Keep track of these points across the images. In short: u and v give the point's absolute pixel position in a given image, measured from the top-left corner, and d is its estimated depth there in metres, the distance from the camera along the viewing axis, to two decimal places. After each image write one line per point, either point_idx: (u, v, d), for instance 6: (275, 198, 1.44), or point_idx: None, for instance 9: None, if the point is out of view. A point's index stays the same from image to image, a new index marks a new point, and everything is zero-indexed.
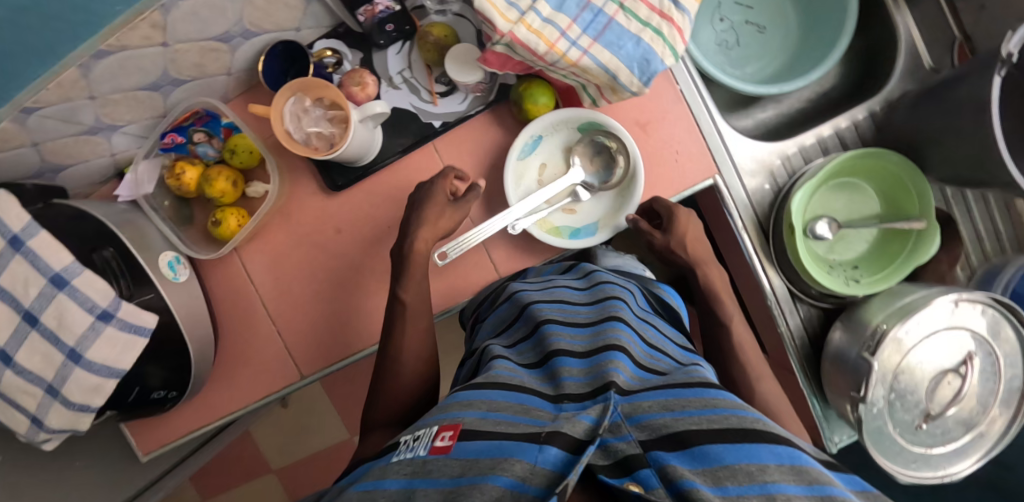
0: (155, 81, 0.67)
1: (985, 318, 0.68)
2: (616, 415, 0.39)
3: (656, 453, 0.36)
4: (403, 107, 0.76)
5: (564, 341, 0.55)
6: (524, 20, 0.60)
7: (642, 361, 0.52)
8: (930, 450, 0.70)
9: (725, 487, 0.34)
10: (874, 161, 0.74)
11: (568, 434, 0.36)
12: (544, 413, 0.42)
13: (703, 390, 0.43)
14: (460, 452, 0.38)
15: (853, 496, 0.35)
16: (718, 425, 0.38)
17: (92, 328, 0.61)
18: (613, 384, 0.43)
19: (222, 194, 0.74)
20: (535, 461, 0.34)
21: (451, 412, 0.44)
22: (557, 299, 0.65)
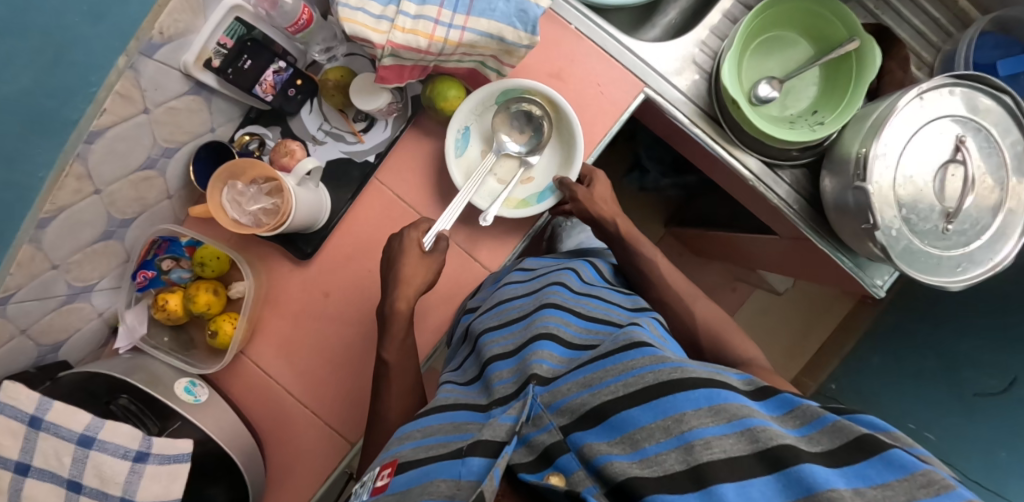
0: (106, 229, 0.70)
1: (957, 98, 0.66)
2: (535, 407, 0.44)
3: (575, 435, 0.40)
4: (336, 157, 0.78)
5: (498, 345, 0.57)
6: (396, 25, 0.62)
7: (575, 340, 0.54)
8: (969, 247, 0.66)
9: (643, 448, 0.37)
10: (780, 10, 0.74)
11: (488, 440, 0.41)
12: (472, 425, 0.46)
13: (623, 354, 0.45)
14: (394, 486, 0.43)
15: (769, 420, 0.37)
16: (635, 387, 0.41)
17: (133, 471, 0.62)
18: (533, 376, 0.47)
19: (208, 305, 0.76)
20: (460, 476, 0.39)
21: (391, 450, 0.49)
22: (507, 299, 0.66)
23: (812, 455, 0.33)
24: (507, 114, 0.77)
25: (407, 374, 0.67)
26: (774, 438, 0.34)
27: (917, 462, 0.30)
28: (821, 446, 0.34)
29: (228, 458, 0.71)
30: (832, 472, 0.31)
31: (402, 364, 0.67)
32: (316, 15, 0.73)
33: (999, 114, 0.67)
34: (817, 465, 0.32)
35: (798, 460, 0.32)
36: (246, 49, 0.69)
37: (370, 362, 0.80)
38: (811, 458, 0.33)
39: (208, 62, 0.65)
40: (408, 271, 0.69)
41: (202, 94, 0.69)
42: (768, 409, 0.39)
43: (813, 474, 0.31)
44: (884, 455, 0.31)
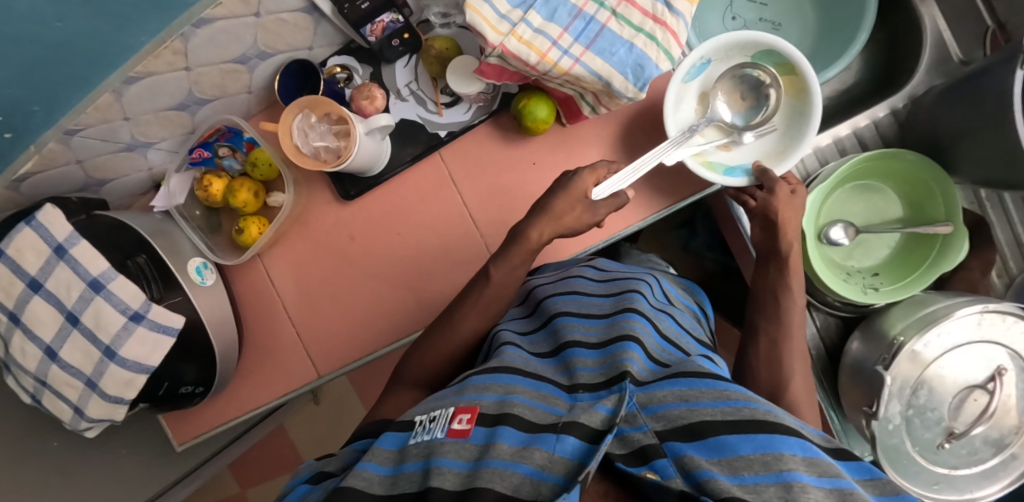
0: (182, 101, 0.73)
1: (1017, 331, 0.63)
2: (630, 406, 0.43)
3: (673, 444, 0.39)
4: (409, 118, 0.79)
5: (580, 332, 0.60)
6: (515, 32, 0.61)
7: (655, 352, 0.55)
8: (954, 471, 0.65)
9: (742, 476, 0.36)
10: (890, 165, 0.71)
11: (585, 424, 0.41)
12: (560, 402, 0.47)
13: (716, 382, 0.45)
14: (477, 438, 0.43)
15: (860, 487, 0.36)
16: (733, 417, 0.40)
17: (125, 328, 0.67)
18: (628, 373, 0.47)
19: (245, 204, 0.79)
20: (554, 450, 0.39)
21: (467, 395, 0.49)
22: (574, 290, 0.70)
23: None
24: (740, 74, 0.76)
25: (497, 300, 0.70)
26: None
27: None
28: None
29: (210, 344, 0.76)
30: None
31: (501, 287, 0.70)
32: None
33: None
34: None
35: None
36: None
37: (366, 313, 0.83)
38: None
39: None
40: (560, 207, 0.70)
41: (313, 14, 0.70)
42: (849, 469, 0.38)
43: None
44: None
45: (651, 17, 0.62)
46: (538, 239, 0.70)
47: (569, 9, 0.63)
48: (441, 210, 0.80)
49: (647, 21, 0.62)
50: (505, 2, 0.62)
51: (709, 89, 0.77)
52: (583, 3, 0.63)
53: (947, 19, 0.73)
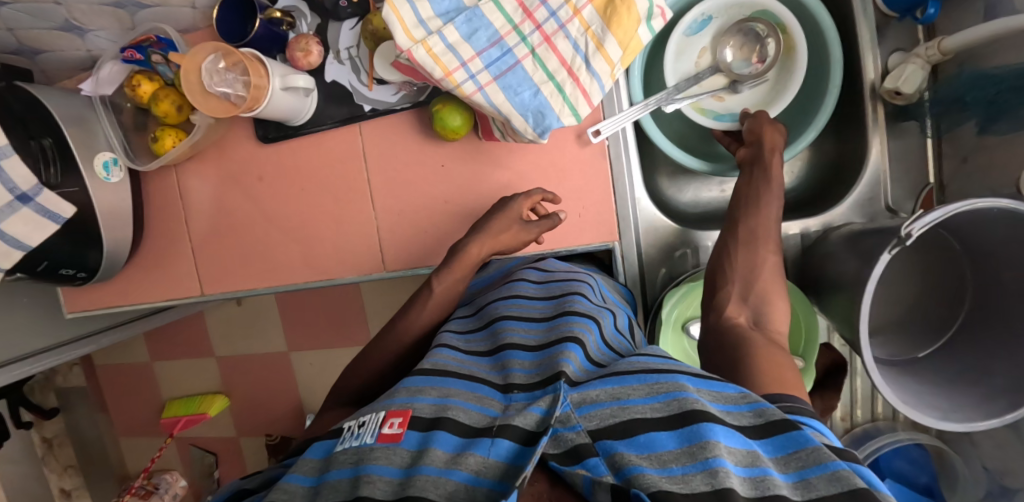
0: (119, 1, 0.73)
1: None
2: (565, 405, 0.45)
3: (605, 443, 0.42)
4: (340, 82, 0.78)
5: (519, 335, 0.61)
6: (426, 42, 0.59)
7: (596, 351, 0.57)
8: None
9: (671, 468, 0.39)
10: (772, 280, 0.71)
11: (518, 427, 0.44)
12: (493, 402, 0.49)
13: (648, 376, 0.47)
14: (410, 443, 0.45)
15: (779, 469, 0.39)
16: (662, 413, 0.43)
17: (9, 205, 0.69)
18: (563, 374, 0.48)
19: (165, 114, 0.80)
20: (488, 455, 0.42)
21: (399, 399, 0.50)
22: (519, 293, 0.70)
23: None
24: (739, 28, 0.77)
25: (443, 308, 0.72)
26: (771, 487, 0.37)
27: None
28: (814, 492, 0.36)
29: (99, 235, 0.81)
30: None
31: (444, 298, 0.72)
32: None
33: None
34: None
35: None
36: None
37: (257, 254, 0.86)
38: None
39: None
40: (496, 227, 0.71)
41: None
42: (770, 449, 0.41)
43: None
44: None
45: (566, 67, 0.60)
46: (478, 255, 0.72)
47: (490, 34, 0.60)
48: (348, 180, 0.81)
49: (561, 71, 0.60)
50: (428, 7, 0.59)
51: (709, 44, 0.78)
52: (506, 32, 0.60)
53: (891, 163, 0.70)
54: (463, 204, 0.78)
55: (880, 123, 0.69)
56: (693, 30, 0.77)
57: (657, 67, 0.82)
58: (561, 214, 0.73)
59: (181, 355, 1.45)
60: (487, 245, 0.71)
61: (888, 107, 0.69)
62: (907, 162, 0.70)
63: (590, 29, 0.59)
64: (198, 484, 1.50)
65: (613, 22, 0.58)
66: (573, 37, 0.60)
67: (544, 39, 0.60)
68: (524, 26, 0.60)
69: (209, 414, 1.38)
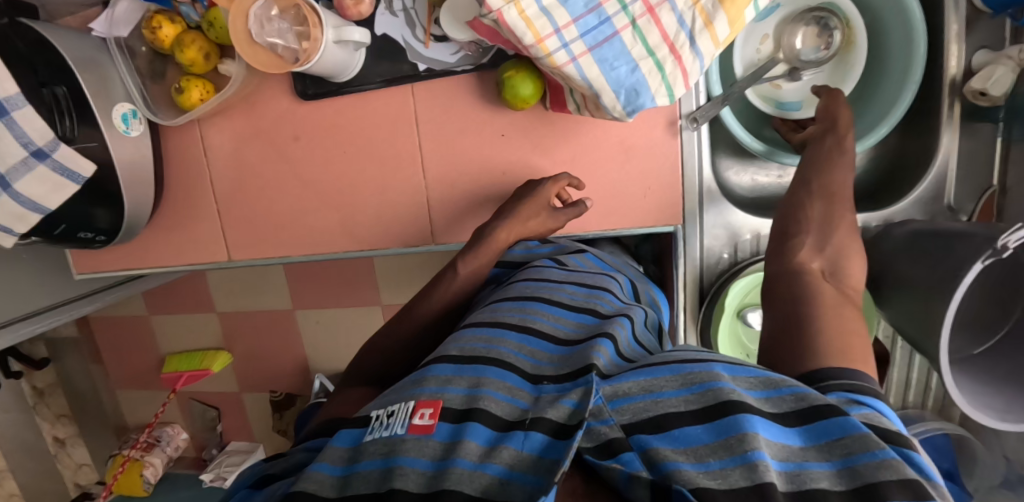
0: None
1: None
2: (598, 399, 0.40)
3: (639, 437, 0.37)
4: (392, 37, 0.71)
5: (548, 323, 0.55)
6: (518, 3, 0.53)
7: (630, 347, 0.53)
8: None
9: (709, 462, 0.34)
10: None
11: (550, 419, 0.38)
12: (523, 394, 0.43)
13: (683, 367, 0.42)
14: (443, 434, 0.39)
15: (824, 459, 0.34)
16: (697, 405, 0.38)
17: (24, 163, 0.61)
18: (593, 366, 0.43)
19: (191, 63, 0.71)
20: (522, 447, 0.36)
21: (427, 388, 0.43)
22: (553, 277, 0.64)
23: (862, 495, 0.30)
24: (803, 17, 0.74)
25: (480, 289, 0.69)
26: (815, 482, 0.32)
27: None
28: (864, 478, 0.31)
29: (119, 195, 0.74)
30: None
31: (468, 283, 0.68)
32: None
33: None
34: None
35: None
36: None
37: (291, 219, 0.81)
38: None
39: None
40: (525, 211, 0.69)
41: None
42: (811, 436, 0.35)
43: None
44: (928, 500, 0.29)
45: (668, 43, 0.56)
46: (505, 242, 0.69)
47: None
48: (395, 145, 0.76)
49: (663, 47, 0.56)
50: None
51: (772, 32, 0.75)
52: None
53: (960, 161, 0.70)
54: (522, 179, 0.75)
55: (956, 120, 0.69)
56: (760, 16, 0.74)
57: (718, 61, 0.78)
58: (588, 202, 0.72)
59: (180, 310, 1.40)
60: (516, 230, 0.69)
61: (967, 104, 0.68)
62: (976, 163, 0.71)
63: (699, 2, 0.55)
64: (201, 438, 1.49)
65: None
66: (679, 10, 0.56)
67: (648, 9, 0.56)
68: None
69: (213, 370, 1.34)
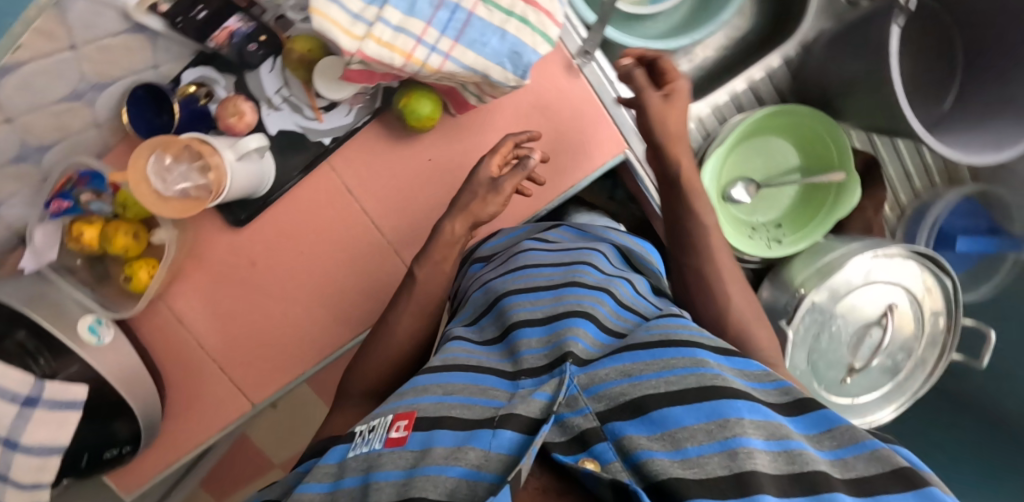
0: (19, 152, 0.63)
1: (909, 268, 0.71)
2: (572, 389, 0.40)
3: (614, 425, 0.37)
4: (288, 129, 0.72)
5: (525, 310, 0.55)
6: (372, 33, 0.55)
7: (610, 325, 0.53)
8: (856, 399, 0.75)
9: (685, 448, 0.35)
10: (782, 118, 0.74)
11: (521, 415, 0.38)
12: (500, 393, 0.42)
13: (663, 350, 0.44)
14: (414, 443, 0.38)
15: (810, 445, 0.36)
16: (677, 387, 0.39)
17: (20, 415, 0.65)
18: (569, 354, 0.44)
19: (125, 249, 0.73)
20: (489, 447, 0.35)
21: (406, 399, 0.44)
22: (527, 265, 0.64)
23: (851, 485, 0.32)
24: None
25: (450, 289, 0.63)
26: (809, 463, 0.34)
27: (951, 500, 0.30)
28: (854, 472, 0.33)
29: (122, 403, 0.72)
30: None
31: (428, 289, 0.63)
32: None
33: (935, 296, 0.74)
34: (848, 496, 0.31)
35: (833, 488, 0.32)
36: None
37: (290, 339, 0.80)
38: (842, 487, 0.32)
39: (154, 8, 0.59)
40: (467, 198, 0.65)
41: (144, 32, 0.62)
42: (802, 426, 0.39)
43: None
44: (919, 491, 0.31)
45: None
46: (455, 234, 0.64)
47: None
48: (343, 222, 0.76)
49: (517, 4, 0.58)
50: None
51: None
52: None
53: None
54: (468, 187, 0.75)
55: None
56: None
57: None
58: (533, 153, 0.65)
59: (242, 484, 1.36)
60: (462, 223, 0.64)
61: None
62: None
63: None
64: None
65: None
66: None
67: None
68: None
69: None
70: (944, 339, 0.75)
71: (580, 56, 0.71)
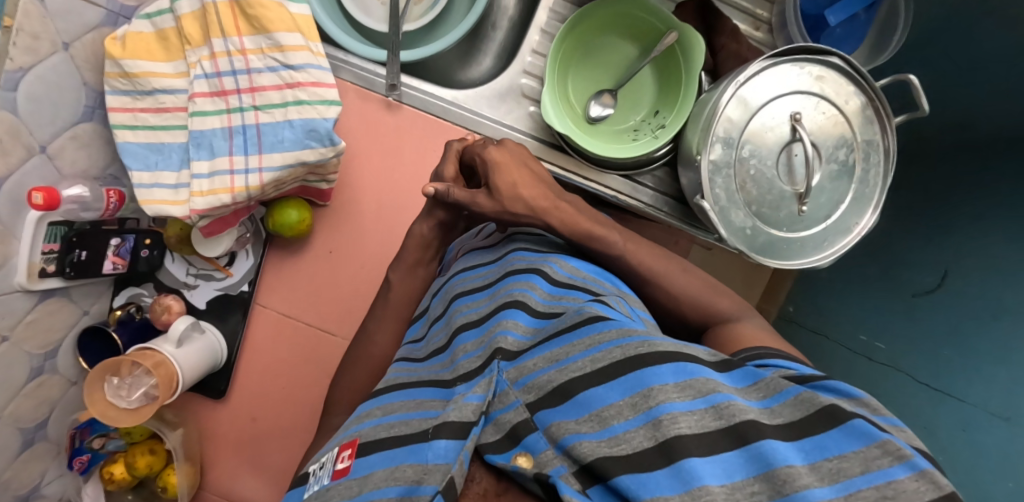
0: (26, 436, 0.71)
1: (784, 73, 0.67)
2: (500, 385, 0.39)
3: (542, 414, 0.36)
4: (213, 296, 0.80)
5: (467, 312, 0.52)
6: (194, 192, 0.62)
7: (543, 308, 0.49)
8: (830, 219, 0.70)
9: (612, 426, 0.34)
10: (595, 16, 0.74)
11: (453, 422, 0.37)
12: (434, 403, 0.42)
13: (589, 326, 0.40)
14: (357, 471, 0.39)
15: (742, 395, 0.34)
16: (603, 362, 0.37)
17: None
18: (498, 349, 0.42)
19: (148, 466, 0.80)
20: (425, 460, 0.36)
21: (349, 429, 0.45)
22: (469, 267, 0.62)
23: (777, 431, 0.30)
24: None
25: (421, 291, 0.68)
26: (738, 414, 0.32)
27: (879, 431, 0.28)
28: (783, 418, 0.32)
29: None
30: (792, 448, 0.29)
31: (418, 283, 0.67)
32: (123, 185, 0.74)
33: (833, 78, 0.68)
34: (776, 440, 0.30)
35: (762, 435, 0.30)
36: (74, 243, 0.69)
37: None
38: (773, 433, 0.30)
39: (44, 271, 0.66)
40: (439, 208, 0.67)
41: (57, 293, 0.71)
42: (732, 380, 0.36)
43: (777, 451, 0.29)
44: (848, 426, 0.29)
45: (285, 87, 0.62)
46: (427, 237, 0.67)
47: (221, 133, 0.63)
48: (299, 343, 0.81)
49: (285, 93, 0.62)
50: (167, 172, 0.63)
51: None
52: (228, 120, 0.63)
53: None
54: (374, 253, 0.78)
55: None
56: None
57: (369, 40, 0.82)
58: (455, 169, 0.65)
59: None
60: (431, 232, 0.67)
61: None
62: None
63: (263, 48, 0.61)
64: None
65: (266, 25, 0.60)
66: (262, 66, 0.62)
67: (251, 92, 0.62)
68: (232, 102, 0.63)
69: None
70: (873, 110, 0.69)
71: (392, 93, 0.75)
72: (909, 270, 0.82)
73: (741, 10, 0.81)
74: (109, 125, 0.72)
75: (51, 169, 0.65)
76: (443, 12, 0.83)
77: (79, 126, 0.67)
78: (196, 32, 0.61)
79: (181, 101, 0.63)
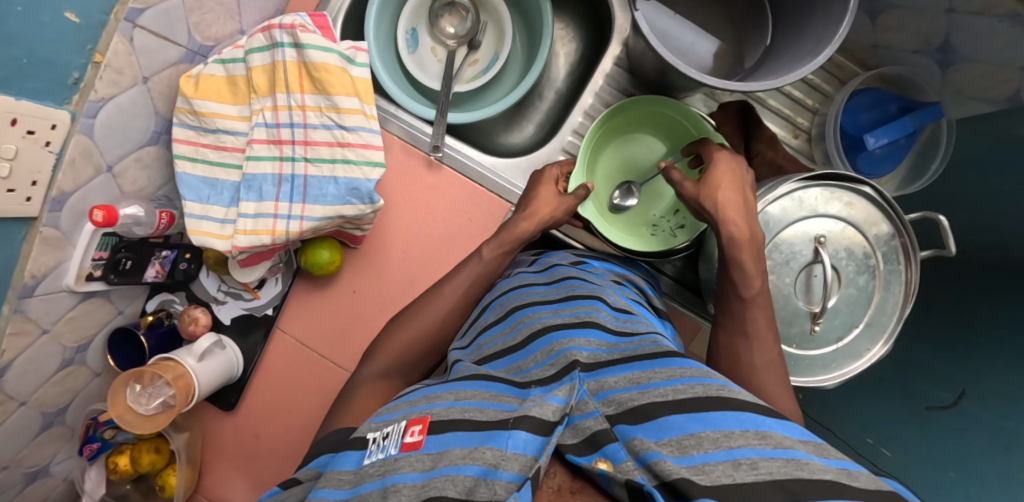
0: (46, 419, 0.75)
1: (812, 197, 0.69)
2: (581, 393, 0.43)
3: (622, 427, 0.40)
4: (238, 314, 0.84)
5: (544, 319, 0.55)
6: (238, 229, 0.66)
7: (615, 326, 0.54)
8: (841, 341, 0.71)
9: (692, 455, 0.36)
10: (632, 111, 0.78)
11: (536, 417, 0.40)
12: (511, 398, 0.45)
13: (668, 361, 0.46)
14: (431, 446, 0.41)
15: (817, 453, 0.36)
16: (683, 395, 0.41)
17: None
18: (576, 361, 0.46)
19: (151, 462, 0.84)
20: (506, 448, 0.38)
21: (418, 405, 0.46)
22: (523, 285, 0.65)
23: (855, 494, 0.32)
24: (443, 17, 0.86)
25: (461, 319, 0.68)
26: (816, 472, 0.34)
27: None
28: (859, 482, 0.33)
29: None
30: None
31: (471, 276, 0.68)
32: (172, 207, 0.80)
33: (863, 209, 0.69)
34: None
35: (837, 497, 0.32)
36: (122, 252, 0.74)
37: None
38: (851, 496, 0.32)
39: (90, 275, 0.70)
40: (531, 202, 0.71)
41: (98, 294, 0.75)
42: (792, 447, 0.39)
43: None
44: None
45: (337, 145, 0.67)
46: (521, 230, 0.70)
47: (271, 178, 0.67)
48: (310, 371, 0.85)
49: (336, 150, 0.67)
50: (217, 207, 0.67)
51: (435, 44, 0.87)
52: (279, 168, 0.67)
53: None
54: (393, 299, 0.82)
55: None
56: (413, 44, 0.85)
57: (420, 94, 0.87)
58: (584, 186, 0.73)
59: None
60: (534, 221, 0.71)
61: None
62: None
63: (322, 107, 0.67)
64: None
65: (329, 87, 0.66)
66: (319, 123, 0.67)
67: (305, 144, 0.67)
68: (285, 151, 0.67)
69: None
70: (900, 241, 0.70)
71: (437, 153, 0.78)
72: (921, 379, 0.77)
73: (782, 117, 0.89)
74: (171, 148, 0.78)
75: (113, 187, 0.70)
76: (493, 78, 0.87)
77: (143, 149, 0.72)
78: (263, 84, 0.67)
79: (239, 142, 0.68)
